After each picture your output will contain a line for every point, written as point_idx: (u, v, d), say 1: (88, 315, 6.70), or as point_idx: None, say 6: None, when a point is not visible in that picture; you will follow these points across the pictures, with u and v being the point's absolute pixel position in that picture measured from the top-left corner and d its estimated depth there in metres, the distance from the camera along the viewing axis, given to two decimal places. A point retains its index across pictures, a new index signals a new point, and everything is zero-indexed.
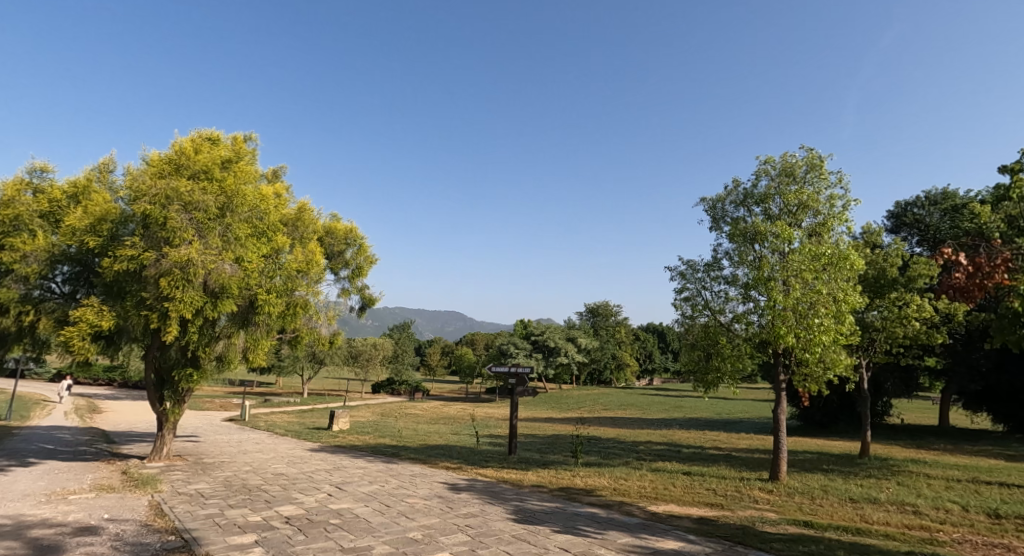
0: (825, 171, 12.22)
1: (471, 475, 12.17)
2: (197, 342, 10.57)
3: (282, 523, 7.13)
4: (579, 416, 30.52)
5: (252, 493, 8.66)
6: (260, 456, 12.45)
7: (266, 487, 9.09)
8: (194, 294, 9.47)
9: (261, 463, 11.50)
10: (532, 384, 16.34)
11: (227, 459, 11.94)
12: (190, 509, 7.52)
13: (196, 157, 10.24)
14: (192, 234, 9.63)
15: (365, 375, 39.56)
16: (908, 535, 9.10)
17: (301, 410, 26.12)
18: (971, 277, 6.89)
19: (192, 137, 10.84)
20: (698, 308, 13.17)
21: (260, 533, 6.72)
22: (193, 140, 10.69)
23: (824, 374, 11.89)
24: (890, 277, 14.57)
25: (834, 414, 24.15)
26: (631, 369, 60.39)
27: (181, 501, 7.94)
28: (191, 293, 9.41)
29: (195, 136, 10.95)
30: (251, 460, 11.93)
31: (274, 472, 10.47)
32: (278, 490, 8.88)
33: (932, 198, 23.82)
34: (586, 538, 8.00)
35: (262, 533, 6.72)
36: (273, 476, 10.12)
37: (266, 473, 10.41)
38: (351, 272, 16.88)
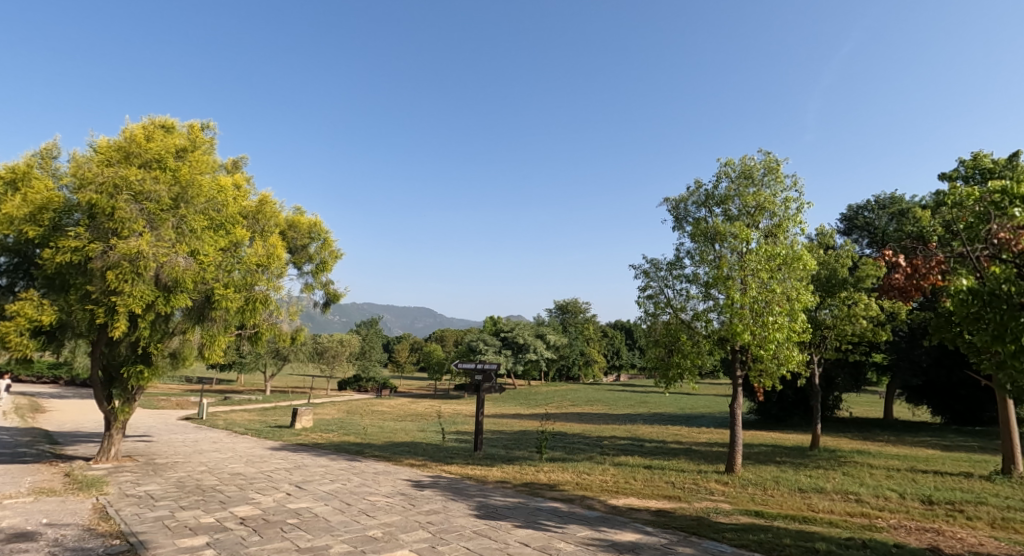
0: (781, 174, 12.66)
1: (436, 472, 12.21)
2: (149, 338, 10.30)
3: (236, 525, 7.05)
4: (546, 412, 30.74)
5: (206, 494, 8.52)
6: (217, 455, 12.19)
7: (221, 488, 8.94)
8: (144, 288, 9.22)
9: (217, 463, 11.26)
10: (498, 379, 16.38)
11: (181, 460, 11.66)
12: (139, 511, 7.37)
13: (148, 145, 9.93)
14: (142, 225, 9.37)
15: (330, 372, 38.97)
16: (850, 522, 9.57)
17: (261, 408, 25.60)
18: (909, 277, 7.32)
19: (145, 124, 10.52)
20: (660, 306, 13.48)
21: (213, 534, 6.64)
22: (145, 127, 10.36)
23: (778, 370, 12.33)
24: (841, 276, 15.14)
25: (790, 409, 24.98)
26: (599, 365, 61.11)
27: (129, 503, 7.77)
28: (141, 287, 9.16)
29: (147, 122, 10.62)
30: (207, 460, 11.66)
31: (231, 472, 10.28)
32: (234, 491, 8.75)
33: (881, 201, 24.77)
34: (547, 532, 8.17)
35: (215, 534, 6.65)
36: (229, 476, 9.94)
37: (222, 473, 10.22)
38: (315, 267, 16.64)
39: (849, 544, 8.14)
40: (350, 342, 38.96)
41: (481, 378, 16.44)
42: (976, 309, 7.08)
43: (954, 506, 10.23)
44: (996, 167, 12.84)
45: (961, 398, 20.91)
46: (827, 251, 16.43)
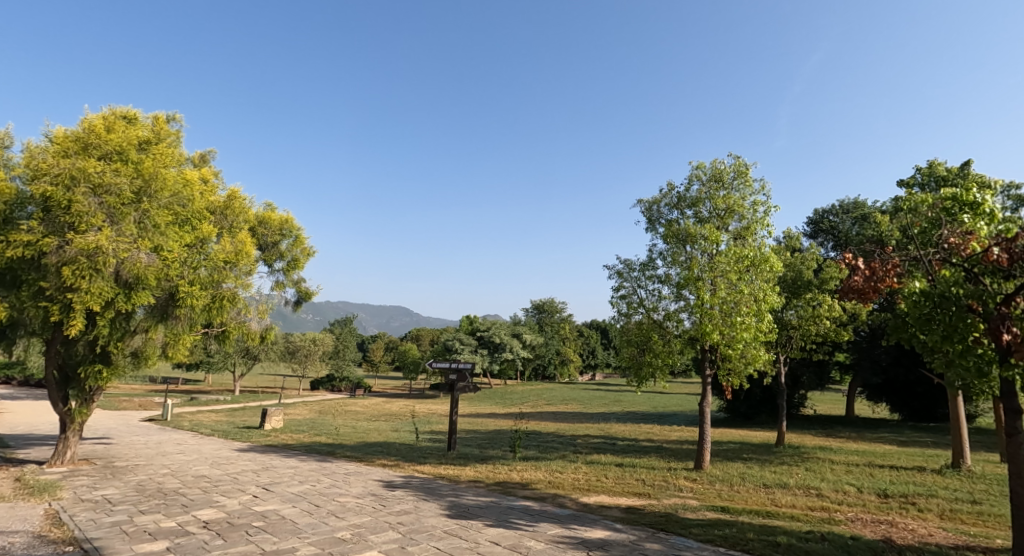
0: (750, 177, 12.95)
1: (407, 472, 12.16)
2: (109, 336, 10.02)
3: (198, 528, 6.94)
4: (520, 411, 30.78)
5: (168, 497, 8.35)
6: (180, 458, 11.96)
7: (183, 491, 8.78)
8: (102, 285, 8.99)
9: (181, 466, 11.04)
10: (472, 378, 16.38)
11: (143, 462, 11.40)
12: (95, 516, 7.20)
13: (108, 136, 9.66)
14: (102, 219, 9.05)
15: (301, 371, 38.41)
16: (811, 516, 9.87)
17: (228, 410, 25.08)
18: (869, 279, 7.55)
19: (105, 115, 10.25)
20: (633, 306, 13.66)
21: (173, 539, 6.53)
22: (105, 117, 10.10)
23: (745, 369, 12.63)
24: (807, 278, 15.54)
25: (757, 407, 25.39)
26: (574, 365, 61.17)
27: (85, 508, 7.59)
28: (99, 284, 8.93)
29: (107, 113, 10.36)
30: (170, 462, 11.42)
31: (195, 475, 10.10)
32: (197, 494, 8.59)
33: (845, 206, 25.53)
34: (518, 530, 8.23)
35: (175, 539, 6.54)
36: (193, 478, 9.76)
37: (185, 476, 10.02)
38: (286, 265, 16.40)
39: (809, 537, 8.41)
40: (323, 341, 38.46)
41: (455, 377, 16.41)
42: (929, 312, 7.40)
43: (909, 499, 10.61)
44: (949, 175, 13.38)
45: (919, 396, 21.62)
46: (794, 253, 16.87)
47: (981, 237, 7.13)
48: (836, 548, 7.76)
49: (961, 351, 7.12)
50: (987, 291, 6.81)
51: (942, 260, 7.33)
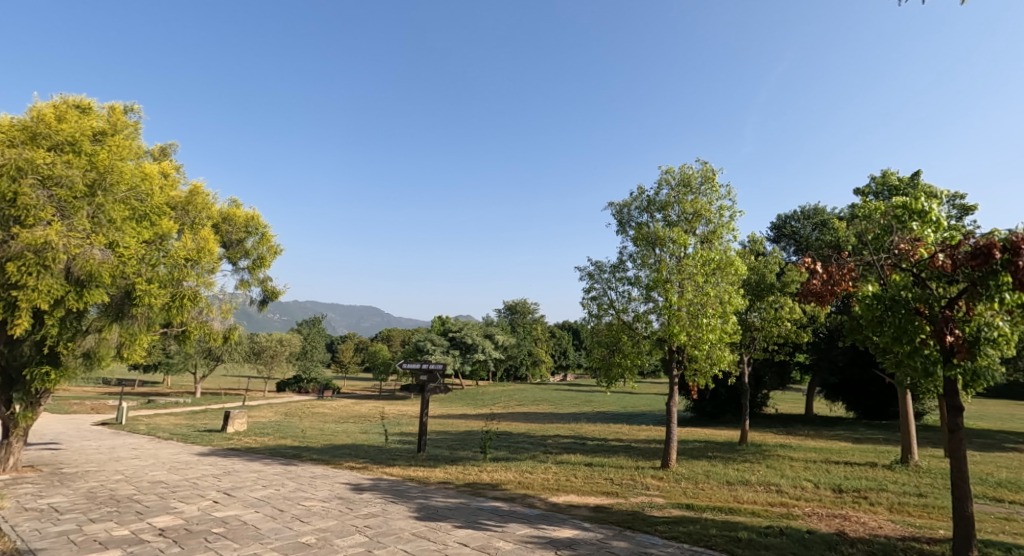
0: (716, 183, 13.36)
1: (376, 475, 12.20)
2: (58, 336, 9.85)
3: (154, 536, 6.90)
4: (493, 412, 30.91)
5: (121, 504, 8.24)
6: (136, 463, 11.73)
7: (139, 497, 8.66)
8: (52, 282, 8.67)
9: (136, 471, 10.85)
10: (443, 379, 16.46)
11: (94, 468, 11.15)
12: (41, 526, 7.09)
13: (59, 126, 9.20)
14: (51, 213, 8.73)
15: (268, 372, 37.79)
16: (770, 512, 10.28)
17: (190, 412, 24.55)
18: (825, 283, 7.94)
19: (57, 104, 9.74)
20: (603, 307, 13.96)
21: (126, 548, 6.49)
22: (56, 106, 9.61)
23: (711, 369, 13.05)
24: (769, 281, 16.06)
25: (722, 406, 26.05)
26: (547, 365, 62.29)
27: (31, 518, 7.45)
28: (48, 281, 8.61)
29: (59, 101, 9.87)
30: (124, 468, 11.20)
31: (151, 480, 9.95)
32: (154, 500, 8.50)
33: (806, 212, 26.40)
34: (487, 531, 8.39)
35: (128, 548, 6.50)
36: (149, 484, 9.62)
37: (141, 482, 9.87)
38: (252, 263, 16.17)
39: (769, 532, 8.79)
40: (290, 341, 37.91)
41: (426, 378, 16.44)
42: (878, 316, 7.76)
43: (860, 493, 11.13)
44: (901, 184, 14.06)
45: (872, 395, 22.54)
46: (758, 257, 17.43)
47: (926, 243, 7.60)
48: (794, 542, 8.14)
49: (909, 351, 7.51)
50: (933, 294, 7.34)
51: (894, 264, 7.86)
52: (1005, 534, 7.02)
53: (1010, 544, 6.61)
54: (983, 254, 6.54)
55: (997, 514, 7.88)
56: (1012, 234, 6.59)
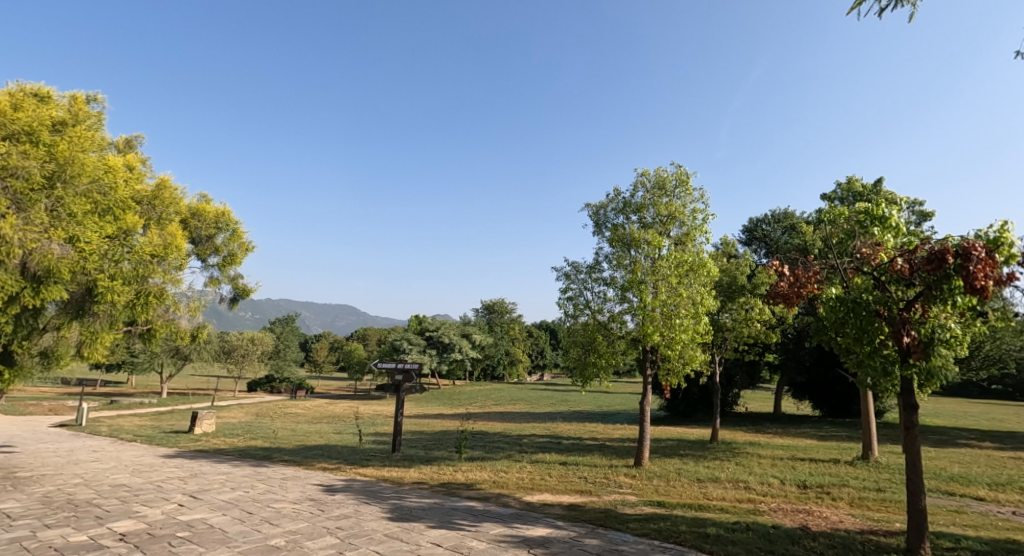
0: (690, 186, 13.64)
1: (349, 475, 12.16)
2: (13, 335, 9.56)
3: (115, 542, 6.80)
4: (468, 412, 30.91)
5: (79, 509, 8.07)
6: (96, 466, 11.46)
7: (100, 502, 8.49)
8: (7, 278, 8.07)
9: (96, 475, 10.60)
10: (418, 379, 16.43)
11: (51, 472, 10.87)
12: None
13: (15, 114, 8.56)
14: (7, 206, 8.02)
15: (238, 372, 37.14)
16: (737, 508, 10.55)
17: (156, 412, 24.03)
18: (792, 285, 8.16)
19: (12, 92, 9.19)
20: (579, 307, 14.11)
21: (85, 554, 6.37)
22: (13, 95, 9.04)
23: (683, 369, 13.32)
24: (740, 283, 16.41)
25: (694, 405, 26.45)
26: (524, 364, 62.35)
27: None
28: (4, 277, 8.01)
29: (17, 91, 9.44)
30: (83, 472, 10.93)
31: (112, 484, 9.74)
32: (115, 504, 8.34)
33: (776, 216, 27.01)
34: (460, 531, 8.47)
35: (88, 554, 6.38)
36: (110, 488, 9.42)
37: (101, 485, 9.66)
38: (222, 260, 15.94)
39: (735, 527, 9.03)
40: (261, 340, 37.31)
41: (402, 378, 16.38)
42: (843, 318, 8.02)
43: (824, 489, 11.49)
44: (864, 191, 14.58)
45: (836, 393, 23.20)
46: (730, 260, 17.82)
47: (887, 248, 7.85)
48: (759, 537, 8.39)
49: (869, 351, 7.80)
50: (893, 297, 7.60)
51: (856, 268, 8.00)
52: (956, 525, 7.34)
53: (959, 535, 6.92)
54: (937, 258, 6.84)
55: (949, 507, 8.22)
56: (963, 240, 6.93)
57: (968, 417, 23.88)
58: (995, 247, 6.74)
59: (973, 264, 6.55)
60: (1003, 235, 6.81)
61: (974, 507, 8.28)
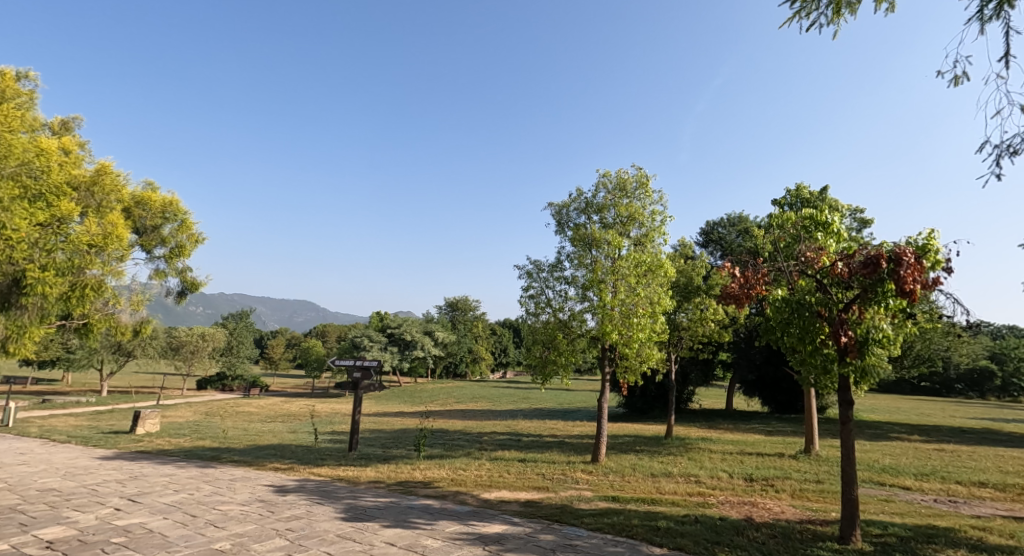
0: (650, 188, 13.91)
1: (303, 475, 11.96)
2: None
3: (41, 550, 6.51)
4: (428, 410, 30.76)
5: (3, 516, 7.68)
6: (25, 470, 10.91)
7: (27, 507, 8.11)
8: None
9: (23, 479, 10.08)
10: (377, 377, 16.26)
11: None
12: None
13: None
14: None
15: (187, 369, 35.86)
16: (687, 501, 10.86)
17: (95, 412, 22.98)
18: (741, 285, 8.40)
19: None
20: (541, 306, 14.23)
21: None
22: None
23: (640, 366, 13.59)
24: (696, 284, 16.80)
25: (652, 402, 26.97)
26: (486, 362, 62.20)
27: None
28: None
29: None
30: (10, 476, 10.38)
31: (41, 489, 9.29)
32: (46, 510, 7.98)
33: (731, 219, 27.76)
34: (415, 530, 8.43)
35: None
36: (39, 492, 8.99)
37: (29, 490, 9.20)
38: (169, 252, 15.39)
39: (685, 520, 9.29)
40: (212, 337, 36.12)
41: (360, 374, 16.22)
42: (789, 317, 8.30)
43: (768, 482, 11.94)
44: (812, 198, 15.20)
45: (782, 390, 24.10)
46: (688, 261, 18.23)
47: (829, 252, 8.16)
48: (706, 529, 8.66)
49: (811, 350, 8.16)
50: (834, 299, 7.91)
51: (800, 271, 8.25)
52: (884, 513, 7.76)
53: (886, 522, 7.32)
54: (872, 263, 7.20)
55: (879, 496, 8.68)
56: (896, 246, 7.33)
57: (901, 413, 25.25)
58: (923, 254, 7.15)
59: (904, 269, 6.97)
60: (931, 242, 7.21)
61: (902, 495, 8.76)
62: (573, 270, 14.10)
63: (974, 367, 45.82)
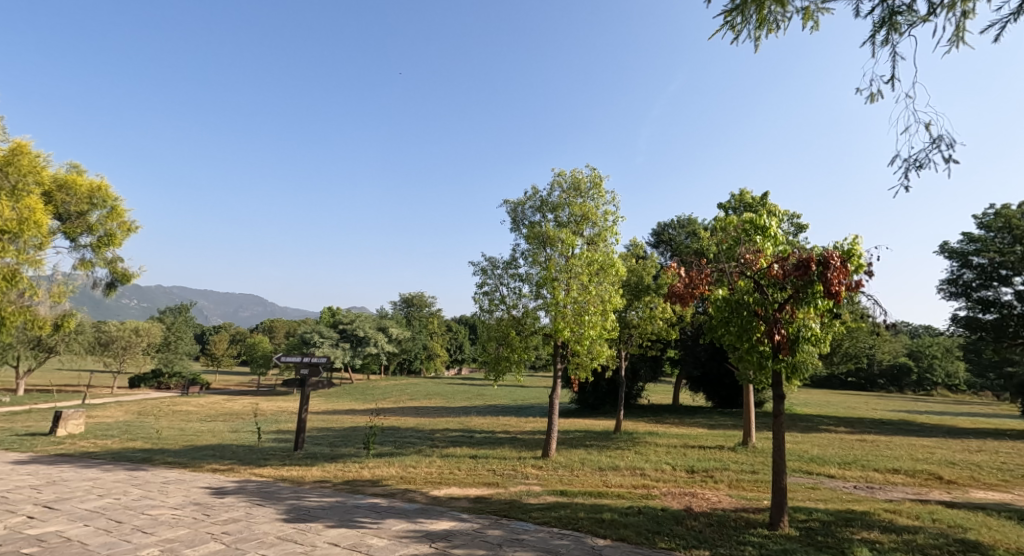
0: (603, 189, 14.11)
1: (243, 476, 11.59)
2: None
3: None
4: (380, 407, 30.34)
5: None
6: None
7: None
8: None
9: None
10: (325, 374, 15.90)
11: None
12: None
13: None
14: None
15: (117, 366, 34.03)
16: (633, 494, 11.12)
17: (12, 413, 21.56)
18: (686, 284, 8.59)
19: None
20: (494, 302, 14.23)
21: None
22: None
23: (591, 363, 13.80)
24: (646, 283, 17.16)
25: (603, 397, 27.37)
26: (441, 359, 61.68)
27: None
28: None
29: None
30: None
31: None
32: None
33: (681, 221, 28.48)
34: (360, 529, 8.32)
35: None
36: None
37: None
38: (97, 240, 14.63)
39: (628, 511, 9.51)
40: (146, 332, 34.40)
41: (307, 371, 15.83)
42: (730, 315, 8.53)
43: (708, 473, 12.37)
44: (754, 203, 15.79)
45: (725, 386, 24.92)
46: (638, 261, 18.59)
47: (766, 253, 8.40)
48: (649, 519, 8.89)
49: (748, 347, 8.42)
50: (771, 299, 8.15)
51: (739, 272, 8.39)
52: (810, 500, 8.15)
53: (811, 508, 7.69)
54: (803, 265, 7.54)
55: (807, 484, 9.11)
56: (825, 250, 7.71)
57: (829, 406, 26.61)
58: (848, 258, 7.57)
59: (831, 271, 7.32)
60: (855, 248, 7.62)
61: (826, 483, 9.23)
62: (527, 268, 14.13)
63: (895, 363, 48.92)
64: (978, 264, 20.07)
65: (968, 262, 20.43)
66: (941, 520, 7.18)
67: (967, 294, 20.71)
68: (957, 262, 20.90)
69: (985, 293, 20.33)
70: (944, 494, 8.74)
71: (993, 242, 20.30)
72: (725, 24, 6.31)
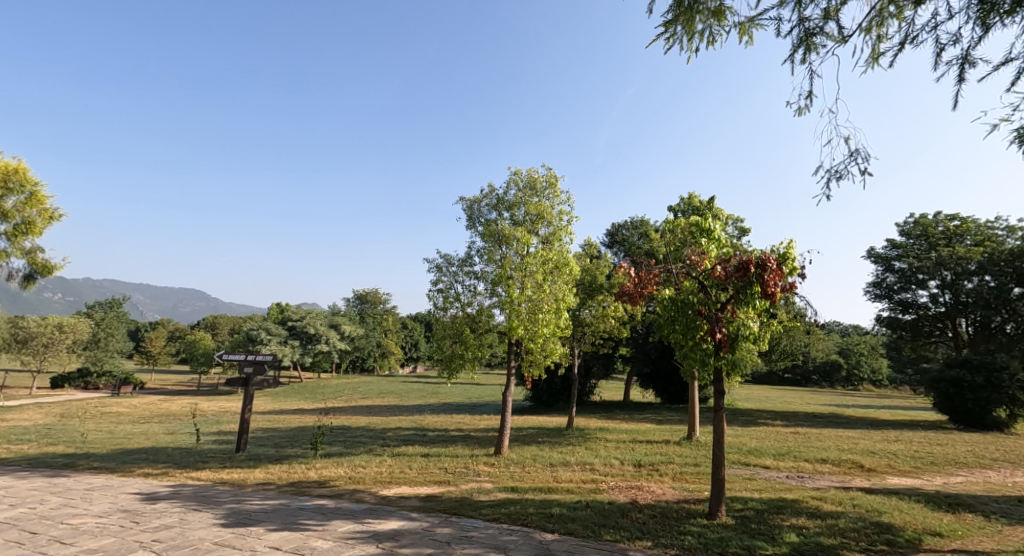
0: (558, 189, 14.16)
1: (179, 481, 11.08)
2: None
3: None
4: (329, 407, 29.62)
5: None
6: None
7: None
8: None
9: None
10: (271, 373, 15.36)
11: None
12: None
13: None
14: None
15: (38, 364, 32.01)
16: (581, 488, 11.22)
17: None
18: (635, 284, 8.70)
19: None
20: (449, 300, 14.08)
21: None
22: None
23: (544, 360, 13.82)
24: (599, 282, 17.33)
25: (556, 395, 27.53)
26: (395, 356, 60.96)
27: None
28: None
29: None
30: None
31: None
32: None
33: (634, 222, 28.97)
34: (304, 532, 8.07)
35: None
36: None
37: None
38: (13, 228, 13.69)
39: (576, 506, 9.58)
40: (71, 328, 32.51)
41: (251, 370, 15.20)
42: (676, 314, 8.68)
43: (654, 466, 12.62)
44: (701, 206, 16.17)
45: (673, 383, 25.52)
46: (592, 260, 18.80)
47: (710, 254, 8.58)
48: (595, 513, 8.98)
49: (691, 345, 8.59)
50: (714, 299, 8.34)
51: (685, 272, 8.61)
52: (746, 490, 8.42)
53: (747, 498, 7.94)
54: (743, 267, 7.78)
55: (744, 475, 9.41)
56: (762, 253, 7.99)
57: (771, 401, 27.65)
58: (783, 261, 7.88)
59: (767, 273, 7.67)
60: (790, 252, 7.91)
61: (762, 474, 9.55)
62: (482, 266, 14.09)
63: (829, 359, 51.45)
64: (900, 268, 21.14)
65: (891, 266, 21.52)
66: (862, 505, 7.56)
67: (890, 296, 21.79)
68: (881, 266, 22.00)
69: (905, 294, 21.46)
70: (867, 481, 9.20)
71: (912, 248, 21.47)
72: (663, 35, 6.43)
